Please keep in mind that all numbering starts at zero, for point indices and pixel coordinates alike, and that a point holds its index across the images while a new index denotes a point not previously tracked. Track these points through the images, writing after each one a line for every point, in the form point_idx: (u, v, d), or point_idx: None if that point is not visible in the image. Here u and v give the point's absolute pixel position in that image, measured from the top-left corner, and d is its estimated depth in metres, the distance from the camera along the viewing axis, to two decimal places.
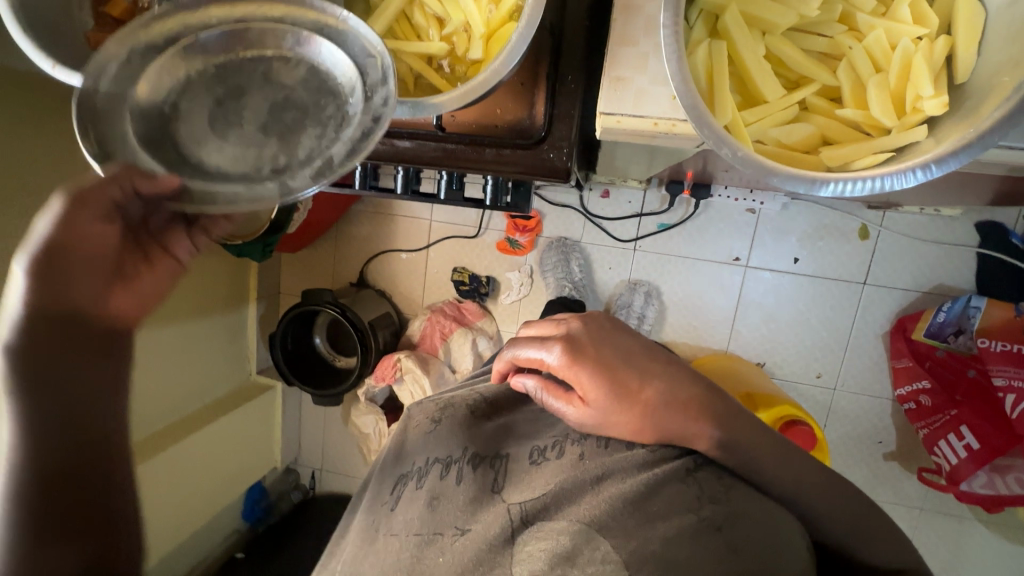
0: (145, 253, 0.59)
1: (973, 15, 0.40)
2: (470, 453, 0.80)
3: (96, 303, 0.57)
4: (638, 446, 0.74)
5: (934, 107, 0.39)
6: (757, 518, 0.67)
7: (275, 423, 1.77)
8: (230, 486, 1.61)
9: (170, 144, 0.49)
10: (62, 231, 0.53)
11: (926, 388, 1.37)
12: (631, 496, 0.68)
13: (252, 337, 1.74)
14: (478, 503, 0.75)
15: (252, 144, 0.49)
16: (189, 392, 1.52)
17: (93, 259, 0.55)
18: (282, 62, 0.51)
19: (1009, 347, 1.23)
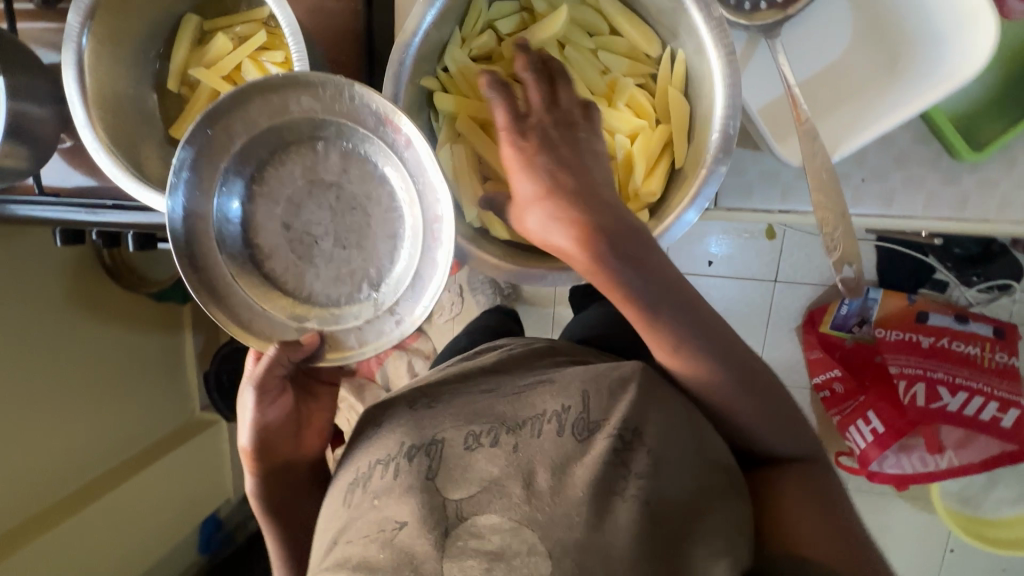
0: (309, 390, 0.70)
1: (681, 110, 0.57)
2: (405, 444, 0.58)
3: (296, 450, 0.69)
4: (569, 426, 0.57)
5: (646, 195, 0.57)
6: (709, 506, 0.55)
7: (224, 458, 1.73)
8: (179, 521, 1.60)
9: (275, 289, 0.59)
10: (259, 418, 0.64)
11: (839, 375, 1.38)
12: (568, 483, 0.52)
13: (191, 374, 1.68)
14: (410, 499, 0.53)
15: (341, 266, 0.59)
16: (125, 437, 1.48)
17: (284, 421, 0.66)
18: (321, 167, 0.58)
19: (906, 336, 1.31)
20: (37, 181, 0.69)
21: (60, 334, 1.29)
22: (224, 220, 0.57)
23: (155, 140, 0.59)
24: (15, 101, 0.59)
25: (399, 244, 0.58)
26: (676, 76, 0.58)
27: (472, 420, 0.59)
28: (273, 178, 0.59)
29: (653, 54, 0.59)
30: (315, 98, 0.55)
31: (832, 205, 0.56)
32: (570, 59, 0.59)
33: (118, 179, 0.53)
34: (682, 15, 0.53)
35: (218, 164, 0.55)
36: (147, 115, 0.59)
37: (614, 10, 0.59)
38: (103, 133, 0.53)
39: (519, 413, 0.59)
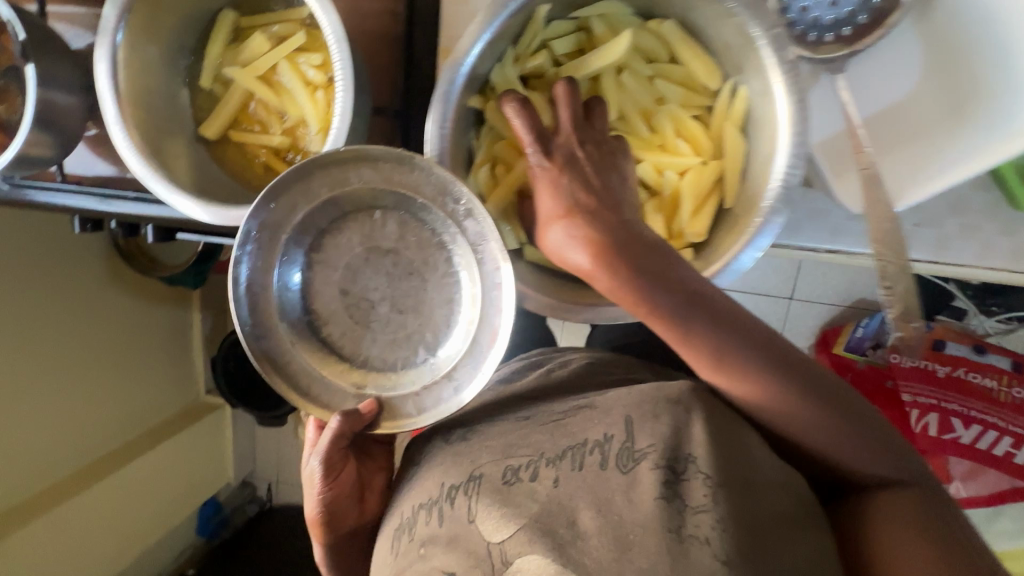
0: (364, 450, 0.70)
1: (737, 147, 0.56)
2: (448, 484, 0.56)
3: (358, 517, 0.67)
4: (612, 457, 0.50)
5: (693, 236, 0.56)
6: (793, 547, 0.46)
7: (226, 441, 1.71)
8: (180, 500, 1.58)
9: (336, 356, 0.59)
10: (323, 491, 0.64)
11: None
12: (610, 524, 0.47)
13: (198, 357, 1.66)
14: (456, 548, 0.51)
15: (396, 330, 0.59)
16: (130, 414, 1.46)
17: (345, 491, 0.65)
18: (378, 232, 0.58)
19: (923, 364, 1.23)
20: (59, 170, 0.68)
21: (70, 309, 1.28)
22: (286, 285, 0.58)
23: (182, 139, 0.57)
24: (46, 89, 0.58)
25: (458, 311, 0.58)
26: (734, 112, 0.56)
27: (510, 454, 0.55)
28: (331, 246, 0.59)
29: (711, 86, 0.57)
30: (377, 171, 0.53)
31: (891, 250, 0.54)
32: (625, 86, 0.57)
33: (144, 178, 0.51)
34: (750, 51, 0.51)
35: (286, 232, 0.56)
36: (175, 112, 0.58)
37: (675, 37, 0.57)
38: (133, 130, 0.52)
39: (559, 442, 0.54)
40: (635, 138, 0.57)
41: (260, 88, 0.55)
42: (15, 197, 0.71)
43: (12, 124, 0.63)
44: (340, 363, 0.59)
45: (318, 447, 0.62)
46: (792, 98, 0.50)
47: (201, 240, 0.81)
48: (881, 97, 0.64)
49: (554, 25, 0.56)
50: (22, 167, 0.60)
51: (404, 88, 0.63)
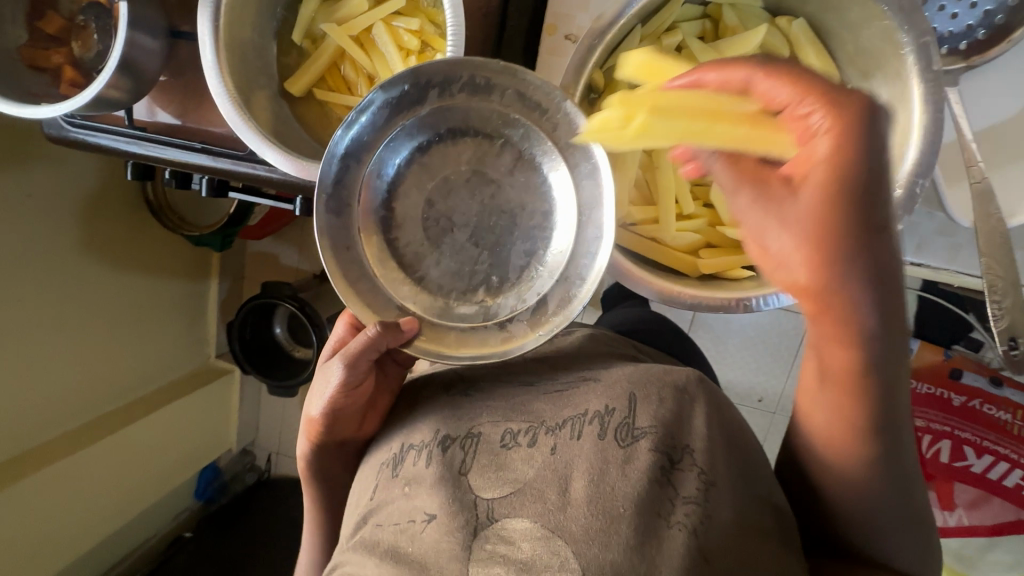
0: (384, 369, 0.66)
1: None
2: (439, 433, 0.53)
3: (357, 432, 0.65)
4: (613, 430, 0.48)
5: None
6: (752, 545, 0.45)
7: (231, 408, 1.63)
8: (183, 464, 1.50)
9: (393, 260, 0.58)
10: (337, 393, 0.61)
11: None
12: (603, 491, 0.44)
13: (211, 321, 1.60)
14: (441, 490, 0.48)
15: (466, 261, 0.58)
16: (142, 368, 1.41)
17: (356, 403, 0.62)
18: (490, 158, 0.57)
19: (938, 391, 1.07)
20: (128, 114, 0.66)
21: (95, 249, 1.23)
22: (377, 179, 0.57)
23: (270, 91, 0.57)
24: (133, 30, 0.57)
25: (540, 266, 0.57)
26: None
27: (509, 417, 0.53)
28: (438, 154, 0.58)
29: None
30: (520, 99, 0.53)
31: (1003, 268, 0.55)
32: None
33: (240, 128, 0.51)
34: (891, 57, 0.47)
35: (392, 127, 0.56)
36: (266, 64, 0.57)
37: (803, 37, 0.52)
38: (229, 79, 0.51)
39: (560, 412, 0.52)
40: None
41: (353, 48, 0.55)
42: (77, 137, 0.70)
43: (88, 63, 0.63)
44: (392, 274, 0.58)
45: (350, 349, 0.59)
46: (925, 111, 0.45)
47: (252, 200, 0.80)
48: (998, 110, 0.62)
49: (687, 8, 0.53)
50: (95, 108, 0.59)
51: (495, 47, 0.58)
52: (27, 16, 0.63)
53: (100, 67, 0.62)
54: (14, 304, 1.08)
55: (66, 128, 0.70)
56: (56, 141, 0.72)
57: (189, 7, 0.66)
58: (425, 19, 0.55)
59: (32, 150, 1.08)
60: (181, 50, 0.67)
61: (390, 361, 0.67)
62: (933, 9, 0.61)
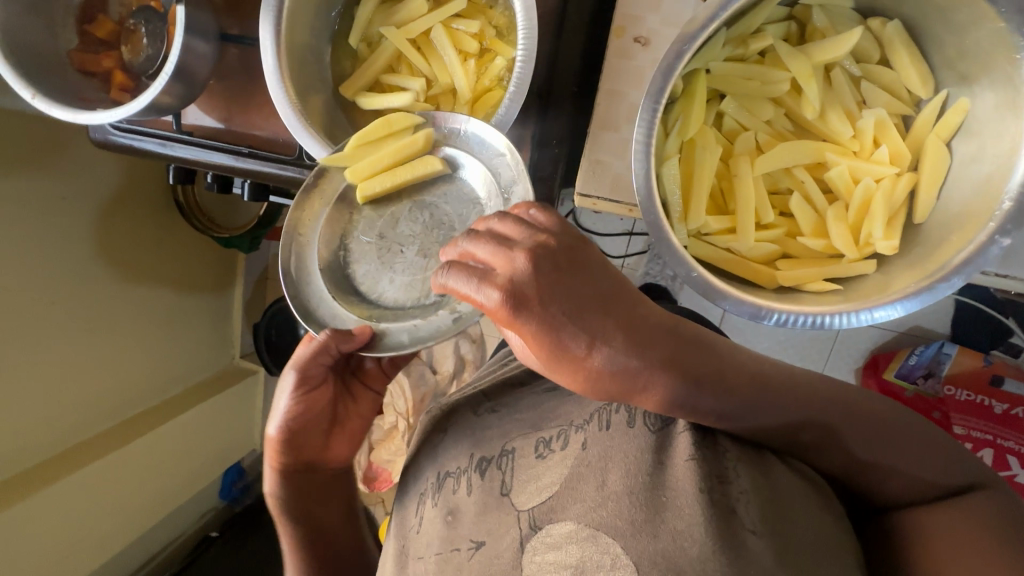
0: (350, 390, 0.67)
1: (939, 164, 0.41)
2: (475, 455, 0.57)
3: (320, 450, 0.65)
4: (640, 416, 0.48)
5: (885, 248, 0.41)
6: (817, 518, 0.42)
7: (256, 409, 1.62)
8: (209, 465, 1.50)
9: (352, 287, 0.54)
10: (293, 403, 0.61)
11: None
12: (640, 479, 0.44)
13: (237, 322, 1.60)
14: (485, 519, 0.50)
15: (418, 271, 0.52)
16: (170, 368, 1.41)
17: (314, 415, 0.63)
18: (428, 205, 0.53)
19: (976, 398, 1.01)
20: (176, 119, 0.65)
21: (126, 250, 1.23)
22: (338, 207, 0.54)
23: (324, 96, 0.56)
24: (189, 35, 0.56)
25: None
26: (944, 125, 0.40)
27: (540, 425, 0.56)
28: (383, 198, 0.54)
29: (922, 95, 0.42)
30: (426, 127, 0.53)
31: None
32: (828, 84, 0.43)
33: (302, 136, 0.51)
34: (1001, 63, 0.36)
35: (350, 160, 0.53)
36: (318, 69, 0.56)
37: (901, 40, 0.41)
38: (290, 86, 0.51)
39: (587, 408, 0.54)
40: (819, 138, 0.43)
41: (412, 53, 0.54)
42: (121, 141, 0.69)
43: (138, 68, 0.62)
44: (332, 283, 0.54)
45: (296, 357, 0.60)
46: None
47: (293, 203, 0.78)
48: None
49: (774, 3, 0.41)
50: (146, 115, 0.59)
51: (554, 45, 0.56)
52: (76, 19, 0.63)
53: (149, 71, 0.62)
54: (48, 303, 1.08)
55: (110, 132, 0.69)
56: (101, 145, 0.71)
57: (239, 11, 0.65)
58: (484, 22, 0.53)
59: (70, 152, 1.08)
60: (228, 53, 0.66)
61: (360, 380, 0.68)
62: None
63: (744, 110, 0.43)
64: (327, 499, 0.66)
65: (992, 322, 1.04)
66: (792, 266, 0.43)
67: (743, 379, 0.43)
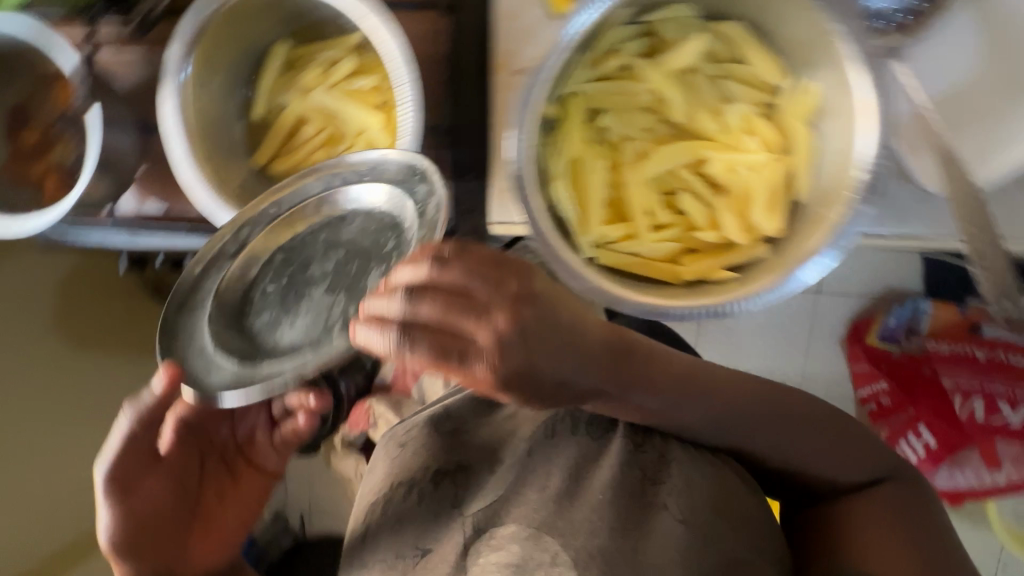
0: (226, 460, 0.64)
1: (807, 144, 0.43)
2: (429, 469, 0.59)
3: (178, 539, 0.58)
4: (583, 426, 0.58)
5: (770, 227, 0.43)
6: (735, 488, 0.54)
7: None
8: None
9: (246, 337, 0.49)
10: (124, 488, 0.55)
11: (886, 390, 1.08)
12: (576, 480, 0.55)
13: None
14: (432, 529, 0.56)
15: (318, 314, 0.47)
16: None
17: (161, 495, 0.57)
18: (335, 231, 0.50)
19: (960, 350, 1.04)
20: (112, 210, 0.69)
21: None
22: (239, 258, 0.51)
23: (242, 170, 0.58)
24: (107, 132, 0.59)
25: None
26: (803, 108, 0.43)
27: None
28: (294, 246, 0.51)
29: (779, 83, 0.44)
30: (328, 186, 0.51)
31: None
32: (692, 88, 0.45)
33: (218, 212, 0.52)
34: (825, 47, 0.39)
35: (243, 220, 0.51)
36: (231, 144, 0.58)
37: (744, 39, 0.44)
38: (203, 167, 0.53)
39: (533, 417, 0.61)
40: (697, 137, 0.45)
41: (316, 116, 0.56)
42: (67, 238, 0.71)
43: (69, 168, 0.65)
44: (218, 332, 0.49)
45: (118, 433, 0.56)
46: (869, 81, 0.38)
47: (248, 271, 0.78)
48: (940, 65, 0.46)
49: (620, 23, 0.44)
50: (81, 212, 0.61)
51: (451, 87, 0.58)
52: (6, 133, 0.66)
53: (79, 170, 0.64)
54: None
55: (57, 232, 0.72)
56: (52, 245, 0.74)
57: None
58: (380, 76, 0.55)
59: None
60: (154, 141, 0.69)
61: (222, 454, 0.64)
62: None
63: (621, 122, 0.46)
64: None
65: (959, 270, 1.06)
66: (692, 261, 0.45)
67: (672, 374, 0.47)
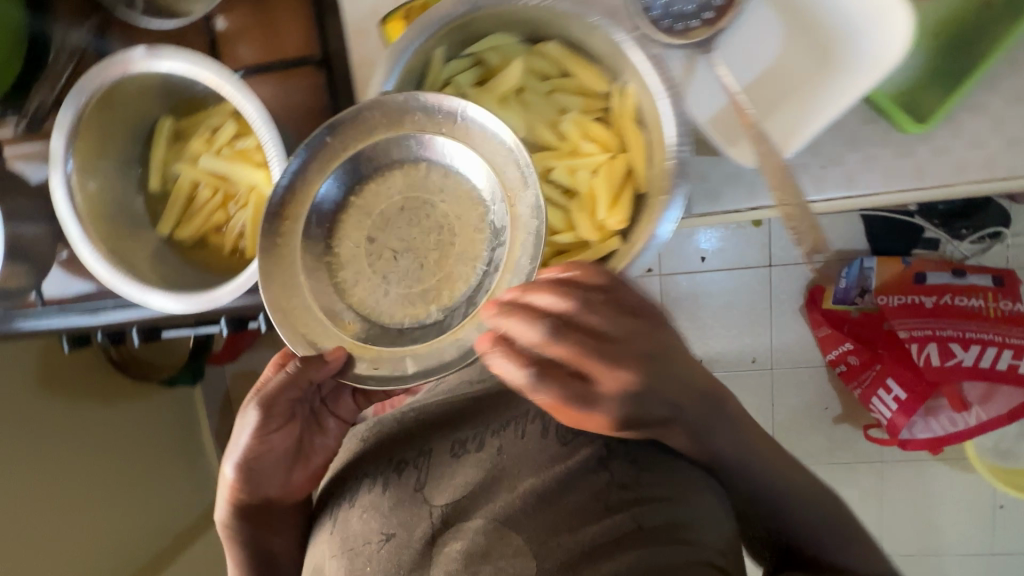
0: (317, 420, 0.65)
1: (637, 141, 0.47)
2: (393, 460, 0.62)
3: (282, 488, 0.63)
4: (552, 428, 0.59)
5: (617, 223, 0.47)
6: (695, 494, 0.54)
7: None
8: None
9: (341, 301, 0.54)
10: (255, 442, 0.60)
11: (851, 349, 1.11)
12: (544, 480, 0.55)
13: None
14: (397, 512, 0.56)
15: (413, 284, 0.53)
16: None
17: (275, 454, 0.61)
18: (421, 183, 0.54)
19: (909, 299, 1.07)
20: (39, 296, 0.71)
21: None
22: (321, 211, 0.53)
23: (147, 241, 0.61)
24: None
25: (485, 272, 0.51)
26: (627, 110, 0.47)
27: (455, 429, 0.62)
28: (367, 193, 0.54)
29: (603, 90, 0.49)
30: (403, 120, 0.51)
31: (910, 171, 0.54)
32: (526, 106, 0.51)
33: (117, 283, 0.55)
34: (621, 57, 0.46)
35: (324, 174, 0.52)
36: (133, 218, 0.61)
37: (565, 56, 0.50)
38: (100, 245, 0.56)
39: (501, 414, 0.62)
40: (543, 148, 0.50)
41: (207, 179, 0.59)
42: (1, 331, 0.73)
43: None
44: (311, 309, 0.52)
45: (266, 388, 0.60)
46: (664, 88, 0.44)
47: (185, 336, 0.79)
48: (735, 62, 0.50)
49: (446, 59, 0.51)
50: None
51: None
52: None
53: None
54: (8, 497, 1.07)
55: None
56: None
57: None
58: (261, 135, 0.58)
59: None
60: None
61: (316, 410, 0.65)
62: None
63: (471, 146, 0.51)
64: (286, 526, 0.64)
65: (899, 224, 1.11)
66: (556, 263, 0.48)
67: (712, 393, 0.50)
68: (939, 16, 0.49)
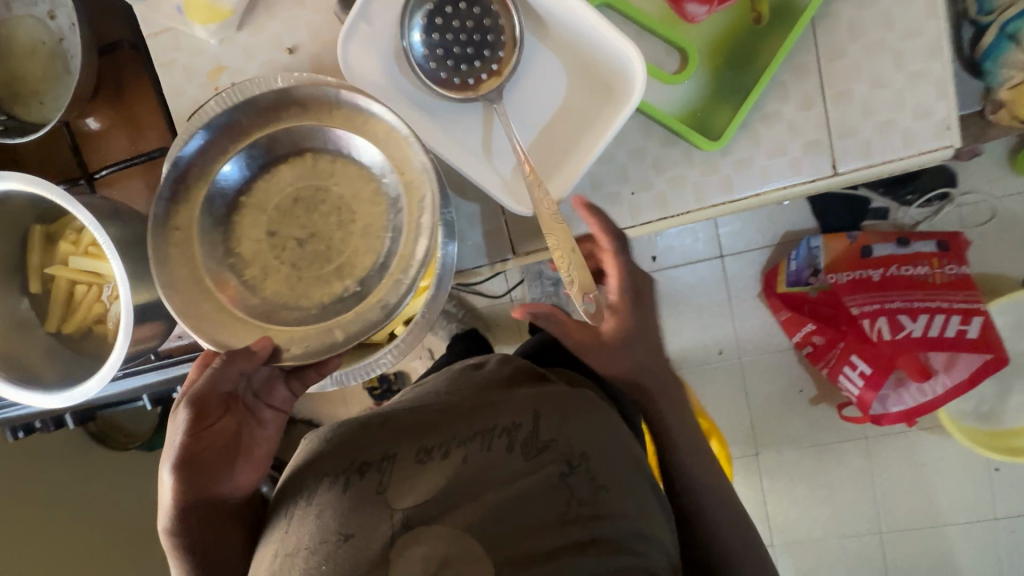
0: (253, 413, 0.55)
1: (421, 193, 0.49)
2: (355, 461, 0.49)
3: (226, 489, 0.52)
4: (519, 442, 0.50)
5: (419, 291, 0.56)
6: (650, 501, 0.51)
7: None
8: None
9: (250, 292, 0.51)
10: (190, 442, 0.50)
11: (813, 329, 1.06)
12: (512, 492, 0.46)
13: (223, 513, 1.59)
14: (350, 514, 0.45)
15: (324, 264, 0.51)
16: None
17: (216, 454, 0.51)
18: (308, 167, 0.52)
19: (856, 274, 1.03)
20: None
21: None
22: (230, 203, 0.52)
23: (36, 340, 0.64)
24: None
25: (393, 239, 0.50)
26: (403, 160, 0.50)
27: (424, 434, 0.51)
28: (261, 179, 0.53)
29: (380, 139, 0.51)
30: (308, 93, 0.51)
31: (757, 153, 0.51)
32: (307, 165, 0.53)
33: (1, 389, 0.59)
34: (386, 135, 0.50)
35: (227, 155, 0.51)
36: (19, 320, 0.64)
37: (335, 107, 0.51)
38: None
39: (473, 423, 0.51)
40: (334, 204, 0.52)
41: (80, 277, 0.63)
42: None
43: None
44: (223, 305, 0.51)
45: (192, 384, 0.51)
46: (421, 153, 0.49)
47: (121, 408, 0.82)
48: (519, 122, 0.54)
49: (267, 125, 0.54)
50: None
51: None
52: None
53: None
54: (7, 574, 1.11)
55: None
56: None
57: None
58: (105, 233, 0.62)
59: None
60: None
61: (251, 404, 0.55)
62: (439, 46, 0.52)
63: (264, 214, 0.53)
64: (234, 536, 0.51)
65: (840, 197, 1.07)
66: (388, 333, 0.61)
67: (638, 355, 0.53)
68: (714, 31, 0.51)
